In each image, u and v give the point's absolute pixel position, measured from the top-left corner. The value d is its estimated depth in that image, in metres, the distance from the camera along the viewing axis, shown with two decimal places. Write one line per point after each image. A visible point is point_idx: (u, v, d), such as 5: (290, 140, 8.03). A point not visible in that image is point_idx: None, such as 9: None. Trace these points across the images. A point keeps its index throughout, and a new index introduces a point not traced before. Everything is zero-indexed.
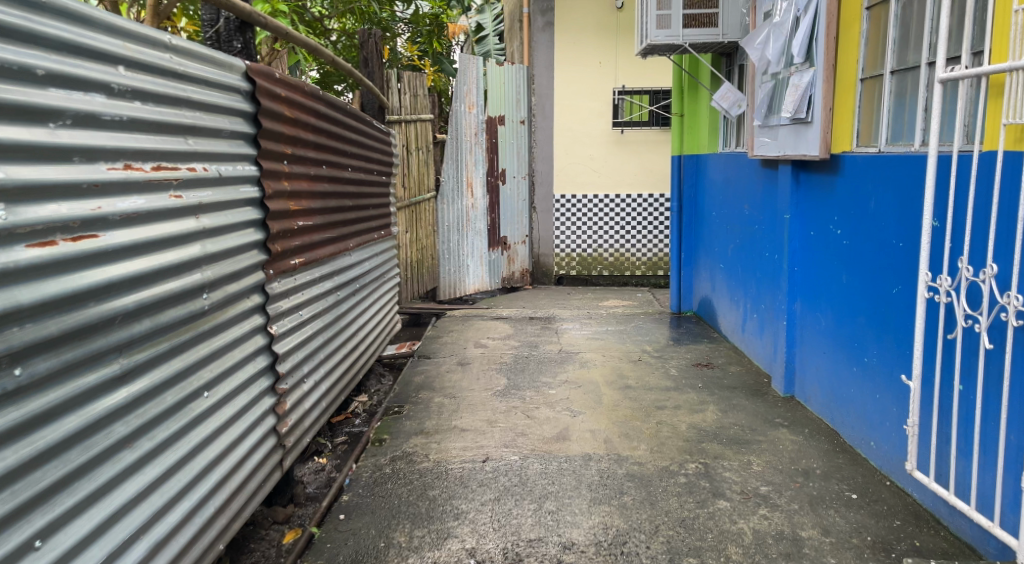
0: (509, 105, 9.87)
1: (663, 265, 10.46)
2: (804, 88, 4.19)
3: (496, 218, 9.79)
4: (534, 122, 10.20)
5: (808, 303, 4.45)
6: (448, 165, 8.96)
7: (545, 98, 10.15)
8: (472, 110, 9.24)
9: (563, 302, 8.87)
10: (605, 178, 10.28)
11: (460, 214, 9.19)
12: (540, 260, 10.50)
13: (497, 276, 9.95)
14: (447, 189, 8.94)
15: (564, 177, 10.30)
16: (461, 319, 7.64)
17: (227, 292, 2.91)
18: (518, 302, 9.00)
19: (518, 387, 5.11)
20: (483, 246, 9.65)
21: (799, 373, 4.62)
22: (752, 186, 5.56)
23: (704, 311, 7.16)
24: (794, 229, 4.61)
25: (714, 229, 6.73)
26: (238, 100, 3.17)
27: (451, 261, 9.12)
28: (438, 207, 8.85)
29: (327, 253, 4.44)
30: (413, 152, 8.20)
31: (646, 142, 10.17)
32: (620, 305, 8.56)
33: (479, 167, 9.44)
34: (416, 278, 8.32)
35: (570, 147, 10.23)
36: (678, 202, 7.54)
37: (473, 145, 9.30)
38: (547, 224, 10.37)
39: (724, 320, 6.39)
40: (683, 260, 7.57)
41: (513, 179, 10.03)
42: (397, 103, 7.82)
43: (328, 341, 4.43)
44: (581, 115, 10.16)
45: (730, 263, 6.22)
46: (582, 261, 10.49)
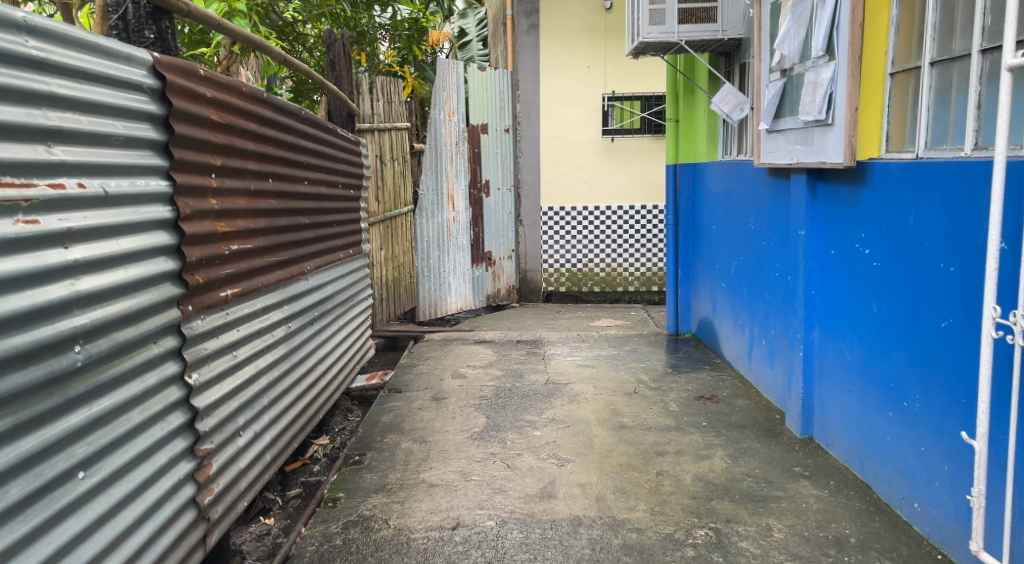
0: (493, 113, 9.30)
1: (657, 280, 9.90)
2: (824, 85, 3.62)
3: (479, 232, 9.20)
4: (519, 131, 9.64)
5: (829, 332, 3.87)
6: (428, 176, 8.36)
7: (530, 106, 9.58)
8: (453, 118, 8.66)
9: (551, 323, 8.28)
10: (595, 190, 9.72)
11: (440, 228, 8.59)
12: (527, 276, 9.91)
13: (481, 294, 9.35)
14: (426, 203, 8.34)
15: (552, 188, 9.72)
16: (440, 344, 7.03)
17: (120, 340, 2.32)
18: (503, 323, 8.40)
19: (499, 427, 4.51)
20: (466, 262, 9.05)
21: (817, 412, 4.05)
22: (758, 198, 4.99)
23: (704, 334, 6.58)
24: (810, 247, 4.04)
25: (714, 244, 6.16)
26: (143, 101, 2.60)
27: (431, 279, 8.51)
28: (417, 221, 8.25)
29: (273, 279, 3.83)
30: (388, 163, 7.61)
31: (637, 151, 9.62)
32: (612, 326, 7.97)
33: (461, 178, 8.85)
34: (392, 298, 7.71)
35: (558, 156, 9.66)
36: (674, 215, 6.96)
37: (454, 155, 8.72)
38: (534, 238, 9.78)
39: (727, 344, 5.82)
40: (680, 277, 7.00)
41: (497, 191, 9.45)
42: (369, 110, 7.23)
43: (275, 381, 3.82)
44: (569, 122, 9.61)
45: (733, 282, 5.65)
46: (572, 277, 9.90)
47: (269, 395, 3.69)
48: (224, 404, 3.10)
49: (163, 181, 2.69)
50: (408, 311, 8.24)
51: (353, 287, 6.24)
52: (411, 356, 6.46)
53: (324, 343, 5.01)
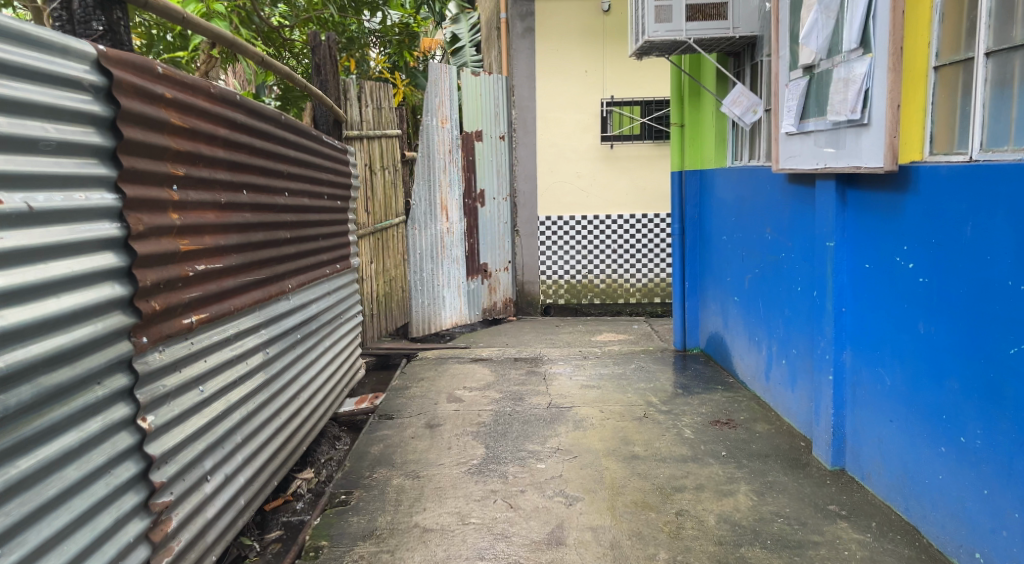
0: (487, 120, 8.94)
1: (660, 292, 9.53)
2: (858, 81, 3.23)
3: (474, 243, 8.83)
4: (515, 137, 9.29)
5: (863, 354, 3.52)
6: (420, 185, 7.99)
7: (526, 112, 9.24)
8: (446, 125, 8.31)
9: (551, 338, 7.90)
10: (594, 198, 9.36)
11: (434, 240, 8.22)
12: (524, 289, 9.53)
13: (477, 307, 8.97)
14: (418, 213, 7.97)
15: (549, 197, 9.36)
16: (434, 363, 6.65)
17: (40, 388, 1.98)
18: (500, 338, 8.02)
19: (499, 459, 4.12)
20: (461, 275, 8.67)
21: (849, 441, 3.69)
22: (776, 206, 4.64)
23: (714, 351, 6.23)
24: (839, 260, 3.68)
25: (724, 255, 5.82)
26: (85, 100, 2.25)
27: (425, 294, 8.13)
28: (409, 233, 7.88)
29: (247, 301, 3.45)
30: (378, 172, 7.23)
31: (637, 158, 9.28)
32: (615, 340, 7.60)
33: (454, 187, 8.48)
34: (382, 314, 7.32)
35: (555, 164, 9.31)
36: (680, 224, 6.60)
37: (447, 163, 8.36)
38: (531, 249, 9.41)
39: (740, 362, 5.47)
40: (687, 290, 6.65)
41: (492, 200, 9.08)
42: (358, 116, 6.86)
43: (251, 414, 3.43)
44: (567, 128, 9.26)
45: (746, 296, 5.31)
46: (571, 289, 9.53)
47: (245, 430, 3.30)
48: (188, 447, 2.71)
49: (111, 195, 2.32)
50: (401, 327, 7.86)
51: (341, 303, 5.87)
52: (403, 377, 6.08)
53: (309, 367, 4.62)
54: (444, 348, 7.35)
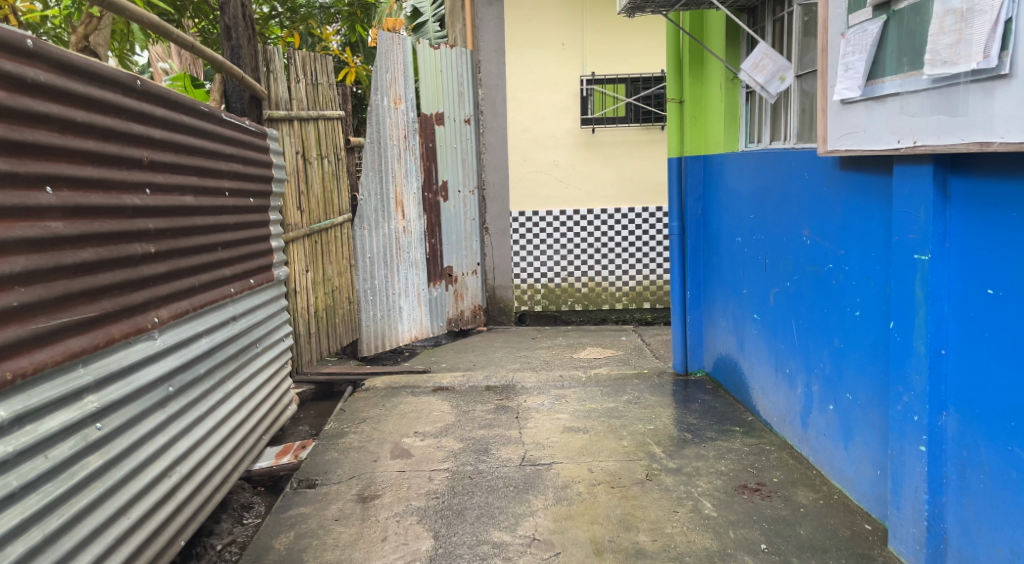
0: (450, 101, 7.73)
1: (649, 296, 8.38)
2: (991, 10, 2.12)
3: (436, 244, 7.60)
4: (482, 121, 8.09)
5: (979, 420, 2.41)
6: (369, 177, 6.76)
7: (495, 92, 8.06)
8: (400, 106, 7.09)
9: (526, 356, 6.72)
10: (575, 191, 8.18)
11: (387, 241, 6.98)
12: (496, 296, 8.34)
13: (441, 318, 7.74)
14: (368, 211, 6.74)
15: (523, 190, 8.18)
16: (383, 394, 5.46)
17: None
18: (466, 357, 6.85)
19: (451, 559, 2.99)
20: (421, 281, 7.44)
21: (953, 542, 2.56)
22: (819, 202, 3.49)
23: (722, 378, 5.12)
24: (937, 282, 2.53)
25: (736, 262, 4.72)
26: None
27: (377, 306, 6.91)
28: (356, 234, 6.65)
29: (55, 356, 2.31)
30: (314, 162, 6.00)
31: (622, 144, 8.11)
32: (602, 359, 6.43)
33: (411, 179, 7.25)
34: (321, 332, 6.11)
35: (528, 151, 8.12)
36: (679, 220, 5.46)
37: (403, 151, 7.14)
38: (502, 249, 8.23)
39: (762, 398, 4.34)
40: (687, 302, 5.51)
41: (457, 194, 7.87)
42: (286, 93, 5.62)
43: (63, 533, 2.27)
44: (542, 111, 8.08)
45: (771, 316, 4.18)
46: (549, 293, 8.36)
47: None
48: None
49: None
50: (348, 345, 6.64)
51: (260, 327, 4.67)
52: (341, 417, 4.89)
53: (198, 424, 3.44)
54: (399, 372, 6.16)
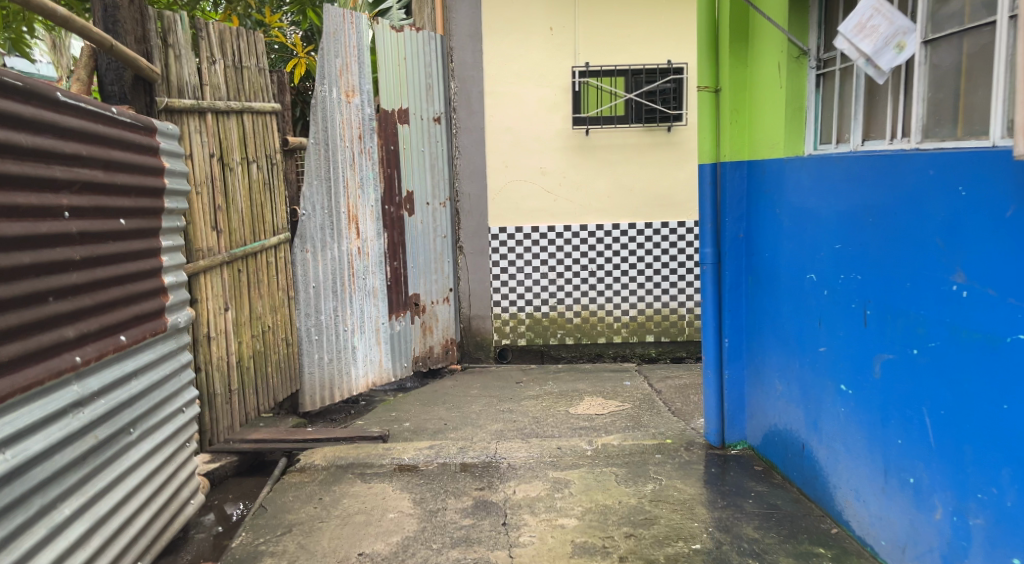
0: (416, 95, 6.39)
1: (653, 327, 7.06)
2: None
3: (400, 268, 6.23)
4: (456, 120, 6.76)
5: None
6: (313, 188, 5.37)
7: (470, 86, 6.73)
8: (355, 100, 5.72)
9: (511, 411, 5.36)
10: (565, 203, 6.86)
11: (337, 266, 5.58)
12: (472, 329, 6.99)
13: (406, 357, 6.36)
14: (311, 230, 5.35)
15: (504, 203, 6.85)
16: (324, 478, 4.09)
17: None
18: (435, 411, 5.47)
19: None
20: (381, 314, 6.04)
21: None
22: (1001, 236, 2.23)
23: (777, 458, 3.86)
24: None
25: (806, 308, 3.46)
26: None
27: (325, 347, 5.51)
28: (295, 259, 5.26)
29: None
30: (237, 168, 4.58)
31: (621, 148, 6.82)
32: (609, 419, 5.09)
33: (369, 189, 5.88)
34: (245, 389, 4.71)
35: (510, 156, 6.80)
36: (714, 247, 4.18)
37: (358, 156, 5.77)
38: (479, 273, 6.90)
39: (858, 507, 3.06)
40: (723, 353, 4.24)
41: (424, 207, 6.51)
42: (194, 77, 4.23)
43: None
44: (526, 109, 6.76)
45: (875, 395, 2.91)
46: (535, 325, 7.00)
47: None
48: None
49: None
50: (284, 400, 5.25)
51: (147, 397, 3.33)
52: (260, 526, 3.52)
53: None
54: (348, 439, 4.78)
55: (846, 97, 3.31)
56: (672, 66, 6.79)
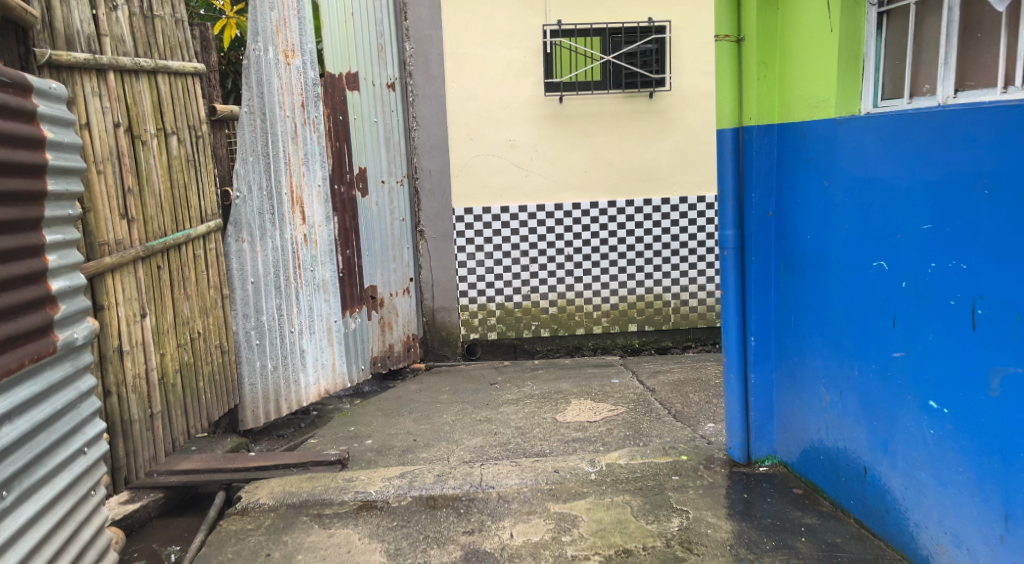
0: (366, 57, 5.56)
1: (637, 315, 6.38)
2: None
3: (353, 257, 5.42)
4: (412, 87, 5.95)
5: None
6: (248, 165, 4.52)
7: (428, 46, 5.92)
8: (295, 62, 4.87)
9: (489, 422, 4.63)
10: (538, 179, 6.12)
11: (279, 256, 4.75)
12: (436, 323, 6.23)
13: (363, 359, 5.57)
14: (247, 215, 4.51)
15: (469, 181, 6.08)
16: (273, 524, 3.32)
17: None
18: (402, 423, 4.71)
19: None
20: (333, 310, 5.23)
21: None
22: None
23: (822, 480, 3.23)
24: None
25: (871, 304, 2.80)
26: None
27: (269, 353, 4.69)
28: (229, 249, 4.42)
29: None
30: (152, 141, 3.72)
31: (599, 117, 6.09)
32: (605, 430, 4.41)
33: (315, 166, 5.04)
34: (172, 411, 3.88)
35: (474, 127, 6.02)
36: (736, 228, 3.50)
37: (301, 127, 4.92)
38: (442, 260, 6.14)
39: (958, 556, 2.45)
40: (749, 353, 3.58)
41: (378, 185, 5.69)
42: (89, 25, 3.35)
43: None
44: (491, 73, 5.98)
45: (994, 419, 2.28)
46: (507, 316, 6.27)
47: None
48: None
49: None
50: (220, 419, 4.42)
51: (30, 444, 2.55)
52: None
53: None
54: (300, 465, 4.00)
55: (929, 39, 2.66)
56: (653, 24, 6.05)
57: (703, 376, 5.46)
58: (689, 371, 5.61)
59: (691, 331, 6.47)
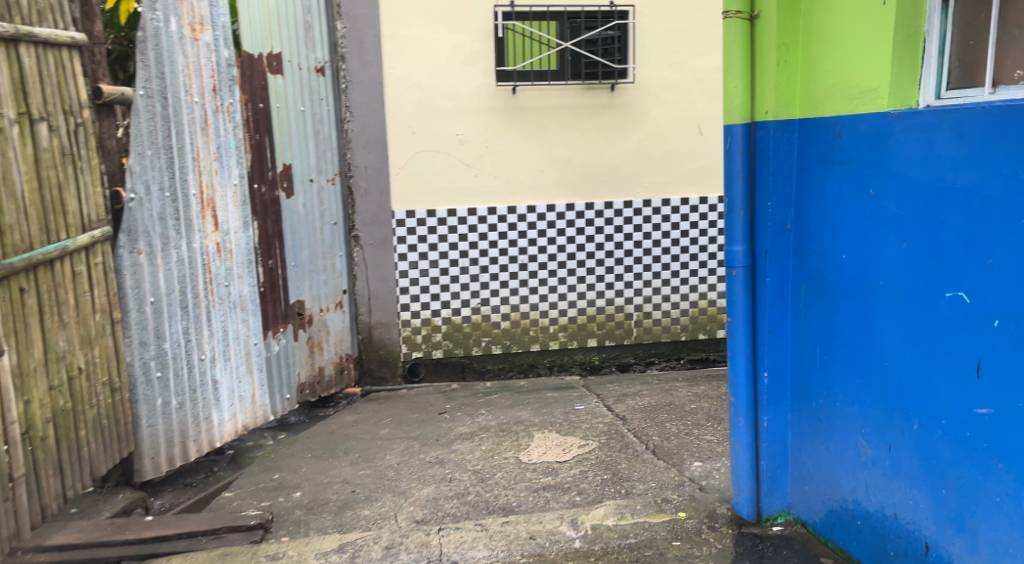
0: (292, 35, 4.78)
1: (596, 330, 5.78)
2: None
3: (276, 268, 4.65)
4: (346, 72, 5.20)
5: None
6: (145, 161, 3.68)
7: (363, 26, 5.17)
8: (204, 38, 4.05)
9: (440, 466, 3.94)
10: (487, 179, 5.44)
11: (186, 270, 3.93)
12: (373, 341, 5.49)
13: (289, 387, 4.79)
14: (144, 222, 3.69)
15: (410, 180, 5.36)
16: None
17: None
18: (337, 469, 3.98)
19: None
20: (254, 331, 4.45)
21: None
22: None
23: (860, 550, 2.67)
24: None
25: (939, 343, 2.25)
26: None
27: (173, 387, 3.86)
28: (121, 264, 3.59)
29: None
30: (12, 129, 2.99)
31: (556, 110, 5.45)
32: (578, 475, 3.77)
33: (229, 161, 4.24)
34: (40, 472, 3.08)
35: (416, 119, 5.31)
36: (746, 243, 2.90)
37: (212, 115, 4.11)
38: (379, 269, 5.41)
39: None
40: (759, 394, 2.99)
41: (306, 184, 4.92)
42: None
43: None
44: (435, 59, 5.27)
45: None
46: (454, 332, 5.58)
47: None
48: None
49: None
50: (109, 471, 3.62)
51: None
52: None
53: None
54: (211, 533, 3.25)
55: (1021, 14, 2.13)
56: (615, 8, 5.39)
57: (676, 401, 4.89)
58: (659, 395, 5.02)
59: (654, 346, 5.88)
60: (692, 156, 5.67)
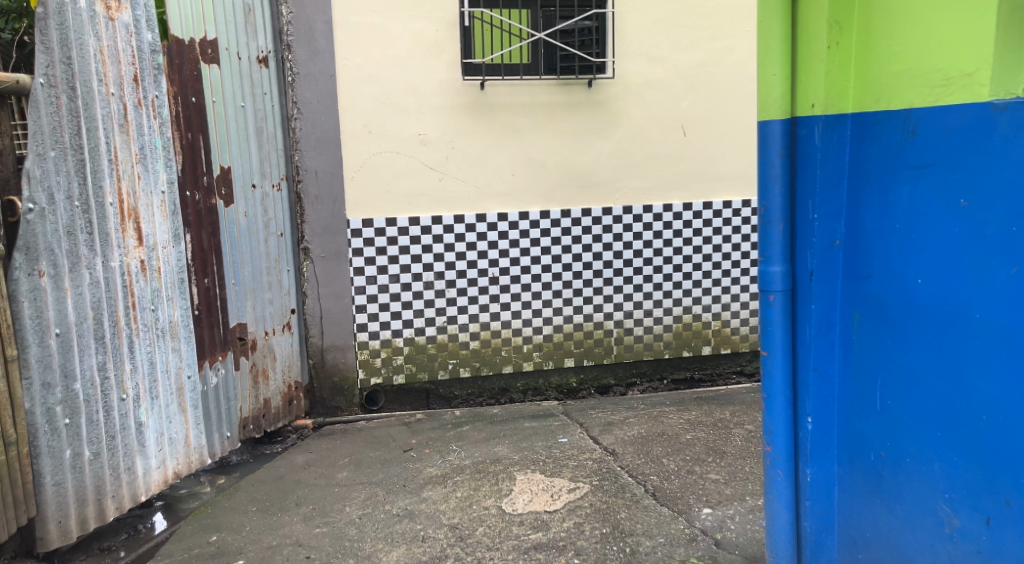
0: (229, 19, 4.14)
1: (574, 349, 5.26)
2: None
3: (213, 287, 4.00)
4: (293, 64, 4.58)
5: None
6: (47, 164, 3.04)
7: (312, 11, 4.55)
8: (122, 17, 3.39)
9: (409, 520, 3.36)
10: (453, 183, 4.87)
11: (100, 294, 3.26)
12: (326, 366, 4.88)
13: (229, 424, 4.15)
14: (46, 238, 3.03)
15: (366, 185, 4.76)
16: None
17: None
18: (287, 527, 3.38)
19: None
20: (186, 363, 3.80)
21: None
22: None
23: None
24: None
25: None
26: None
27: (86, 436, 3.20)
28: (18, 289, 2.95)
29: None
30: None
31: (528, 107, 4.91)
32: (572, 530, 3.23)
33: (155, 164, 3.58)
34: None
35: (373, 117, 4.71)
36: (786, 264, 2.42)
37: (133, 109, 3.46)
38: (332, 286, 4.79)
39: None
40: (801, 442, 2.50)
41: (248, 190, 4.29)
42: None
43: None
44: (393, 50, 4.68)
45: None
46: (418, 354, 4.99)
47: None
48: None
49: None
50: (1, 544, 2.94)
51: None
52: None
53: None
54: None
55: None
56: None
57: (669, 430, 4.39)
58: (648, 424, 4.52)
59: (636, 365, 5.39)
60: (676, 158, 5.19)
